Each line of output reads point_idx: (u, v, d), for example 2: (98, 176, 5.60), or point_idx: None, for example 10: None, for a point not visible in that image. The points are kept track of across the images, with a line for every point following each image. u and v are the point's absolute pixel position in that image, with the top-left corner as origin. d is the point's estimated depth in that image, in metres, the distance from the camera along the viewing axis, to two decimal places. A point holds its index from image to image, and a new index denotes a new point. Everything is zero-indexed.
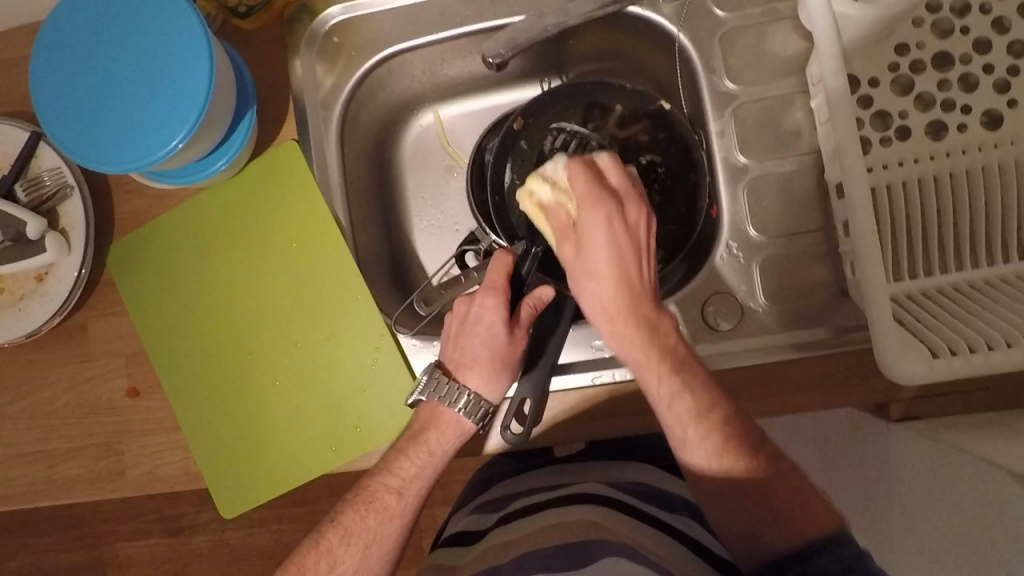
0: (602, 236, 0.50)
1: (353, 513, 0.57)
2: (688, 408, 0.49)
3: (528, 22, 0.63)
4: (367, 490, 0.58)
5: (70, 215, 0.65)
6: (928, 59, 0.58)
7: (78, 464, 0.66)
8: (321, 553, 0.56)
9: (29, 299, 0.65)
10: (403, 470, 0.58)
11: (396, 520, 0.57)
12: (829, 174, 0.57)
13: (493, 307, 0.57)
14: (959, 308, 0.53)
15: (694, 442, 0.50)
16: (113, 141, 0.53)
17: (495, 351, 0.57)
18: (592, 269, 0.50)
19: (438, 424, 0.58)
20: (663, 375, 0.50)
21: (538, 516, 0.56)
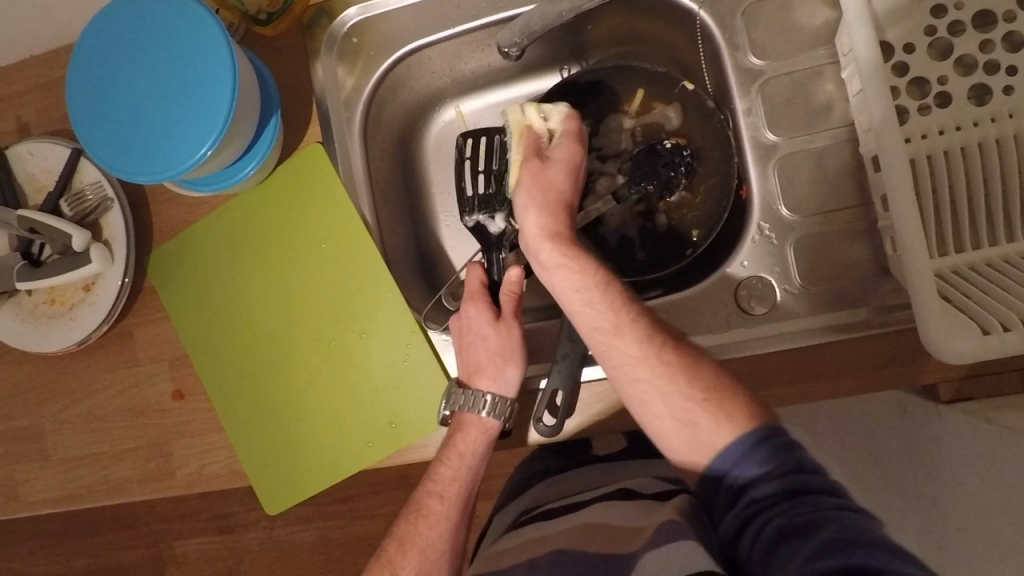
0: (533, 200, 0.59)
1: (409, 523, 0.58)
2: (625, 334, 0.52)
3: (542, 9, 0.62)
4: (418, 500, 0.59)
5: (111, 226, 0.68)
6: (968, 20, 0.55)
7: (131, 465, 0.69)
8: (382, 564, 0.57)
9: (78, 308, 0.68)
10: (441, 475, 0.59)
11: (444, 522, 0.57)
12: (863, 147, 0.55)
13: (476, 312, 0.62)
14: (1009, 281, 0.50)
15: (628, 328, 0.52)
16: (144, 156, 0.55)
17: (500, 353, 0.60)
18: (546, 184, 0.59)
19: (467, 429, 0.60)
20: (630, 325, 0.53)
21: (593, 509, 0.55)
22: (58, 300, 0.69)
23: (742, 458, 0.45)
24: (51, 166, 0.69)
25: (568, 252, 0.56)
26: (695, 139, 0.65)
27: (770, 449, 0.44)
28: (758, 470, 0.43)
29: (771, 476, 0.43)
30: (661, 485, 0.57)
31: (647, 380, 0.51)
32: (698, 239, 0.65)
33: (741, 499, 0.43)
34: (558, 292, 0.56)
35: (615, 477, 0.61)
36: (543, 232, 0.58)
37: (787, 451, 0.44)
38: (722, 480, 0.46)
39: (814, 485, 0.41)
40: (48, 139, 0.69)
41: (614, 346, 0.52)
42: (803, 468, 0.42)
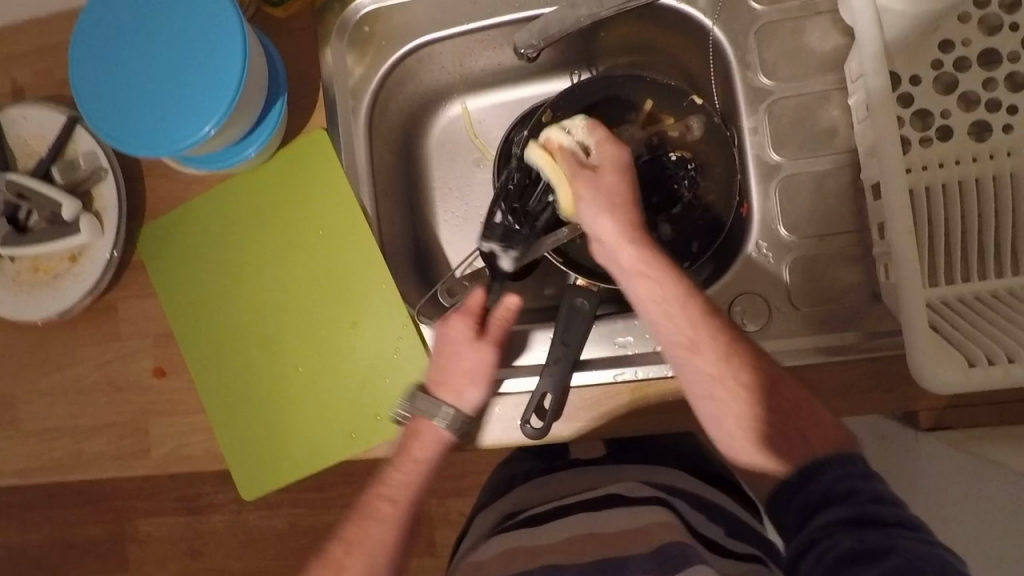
0: (599, 218, 0.55)
1: (349, 528, 0.56)
2: (696, 345, 0.51)
3: (562, 12, 0.63)
4: (365, 504, 0.57)
5: (104, 197, 0.67)
6: (973, 57, 0.56)
7: (105, 441, 0.68)
8: (326, 566, 0.54)
9: (62, 277, 0.67)
10: (392, 479, 0.58)
11: (393, 529, 0.56)
12: (864, 173, 0.56)
13: (461, 327, 0.60)
14: (996, 314, 0.50)
15: (707, 344, 0.51)
16: (145, 130, 0.54)
17: (473, 372, 0.60)
18: (612, 198, 0.55)
19: (419, 437, 0.59)
20: (710, 344, 0.51)
21: (584, 517, 0.54)
22: (42, 269, 0.67)
23: (817, 481, 0.45)
24: (45, 130, 0.67)
25: (648, 260, 0.53)
26: (700, 155, 0.65)
27: (850, 477, 0.44)
28: (837, 491, 0.43)
29: (849, 499, 0.43)
30: (652, 492, 0.56)
31: (716, 387, 0.51)
32: (698, 252, 0.65)
33: (812, 520, 0.43)
34: (638, 304, 0.54)
35: (606, 480, 0.61)
36: (624, 250, 0.54)
37: (865, 480, 0.44)
38: (792, 498, 0.46)
39: (890, 518, 0.41)
40: (44, 103, 0.67)
41: (691, 363, 0.52)
42: (884, 500, 0.42)
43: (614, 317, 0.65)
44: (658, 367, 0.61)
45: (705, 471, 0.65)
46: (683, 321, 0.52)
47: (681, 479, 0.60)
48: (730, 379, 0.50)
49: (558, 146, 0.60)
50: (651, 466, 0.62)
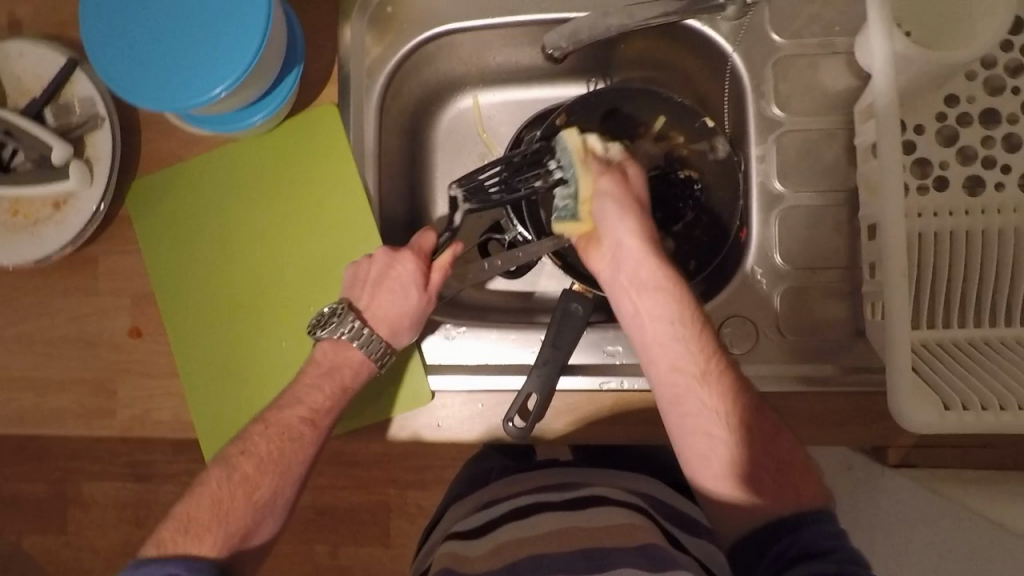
0: (618, 213, 0.58)
1: (254, 437, 0.57)
2: (686, 355, 0.54)
3: (594, 18, 0.61)
4: (282, 421, 0.58)
5: (97, 145, 0.64)
6: (975, 114, 0.58)
7: (68, 398, 0.65)
8: (222, 468, 0.56)
9: (43, 224, 0.64)
10: (312, 401, 0.58)
11: (308, 449, 0.58)
12: (862, 213, 0.58)
13: (411, 269, 0.61)
14: (973, 363, 0.52)
15: (712, 385, 0.53)
16: (155, 83, 0.53)
17: (407, 310, 0.61)
18: (642, 220, 0.58)
19: (344, 364, 0.60)
20: (712, 384, 0.53)
21: (564, 515, 0.53)
22: (22, 212, 0.64)
23: (799, 535, 0.47)
24: (42, 70, 0.64)
25: (672, 284, 0.56)
26: (707, 176, 0.66)
27: (825, 536, 0.47)
28: (817, 547, 0.46)
29: (827, 556, 0.45)
30: (630, 500, 0.56)
31: (697, 398, 0.53)
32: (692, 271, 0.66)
33: (790, 568, 0.46)
34: (645, 323, 0.56)
35: (582, 478, 0.60)
36: (637, 255, 0.57)
37: (838, 541, 0.47)
38: (761, 557, 0.49)
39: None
40: (43, 41, 0.65)
41: (692, 394, 0.53)
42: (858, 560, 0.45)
43: (605, 325, 0.65)
44: (643, 380, 0.61)
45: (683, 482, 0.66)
46: (681, 331, 0.54)
47: (652, 485, 0.61)
48: (725, 419, 0.52)
49: (585, 141, 0.62)
50: (628, 474, 0.62)
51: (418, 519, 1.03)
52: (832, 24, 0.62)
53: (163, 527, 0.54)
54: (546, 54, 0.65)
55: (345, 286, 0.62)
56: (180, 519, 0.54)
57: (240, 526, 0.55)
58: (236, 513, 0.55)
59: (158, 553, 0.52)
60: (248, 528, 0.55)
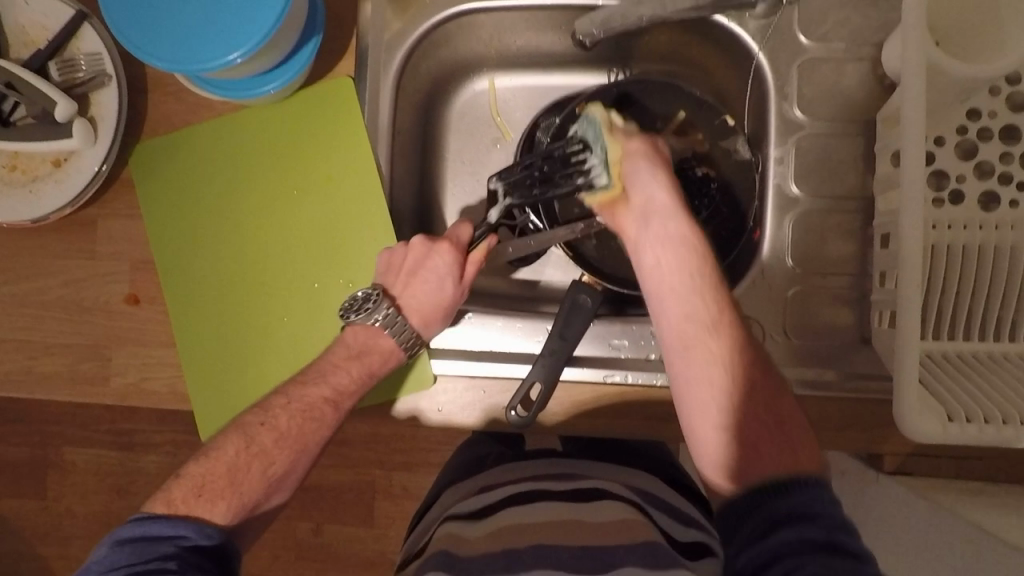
0: (647, 173, 0.58)
1: (275, 409, 0.56)
2: (701, 309, 0.53)
3: (624, 7, 0.60)
4: (304, 398, 0.57)
5: (103, 104, 0.62)
6: (995, 130, 0.58)
7: (60, 361, 0.63)
8: (240, 436, 0.55)
9: (42, 182, 0.62)
10: (338, 382, 0.57)
11: (325, 430, 0.57)
12: (878, 222, 0.58)
13: (449, 262, 0.60)
14: (979, 376, 0.53)
15: (724, 337, 0.52)
16: (170, 43, 0.51)
17: (442, 301, 0.61)
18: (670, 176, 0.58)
19: (374, 350, 0.59)
20: (722, 333, 0.52)
21: (564, 508, 0.53)
22: (20, 168, 0.62)
23: (787, 494, 0.46)
24: (47, 22, 0.62)
25: (694, 233, 0.56)
26: (724, 172, 0.65)
27: (816, 499, 0.45)
28: (803, 511, 0.45)
29: (816, 521, 0.44)
30: (628, 495, 0.55)
31: (707, 348, 0.52)
32: None
33: (772, 534, 0.44)
34: (662, 273, 0.55)
35: (580, 470, 0.60)
36: (662, 209, 0.56)
37: (828, 503, 0.45)
38: (752, 511, 0.47)
39: (856, 549, 0.42)
40: None
41: (704, 342, 0.52)
42: (847, 528, 0.44)
43: (612, 318, 0.65)
44: (648, 375, 0.61)
45: (680, 479, 0.66)
46: (698, 282, 0.54)
47: (654, 484, 0.61)
48: (729, 365, 0.51)
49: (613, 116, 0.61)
50: (626, 468, 0.62)
51: (403, 502, 1.02)
52: (860, 29, 0.61)
53: (174, 488, 0.52)
54: (576, 39, 0.64)
55: (379, 273, 0.62)
56: (192, 482, 0.52)
57: (252, 497, 0.54)
58: (247, 487, 0.54)
59: (165, 513, 0.50)
60: (258, 500, 0.55)
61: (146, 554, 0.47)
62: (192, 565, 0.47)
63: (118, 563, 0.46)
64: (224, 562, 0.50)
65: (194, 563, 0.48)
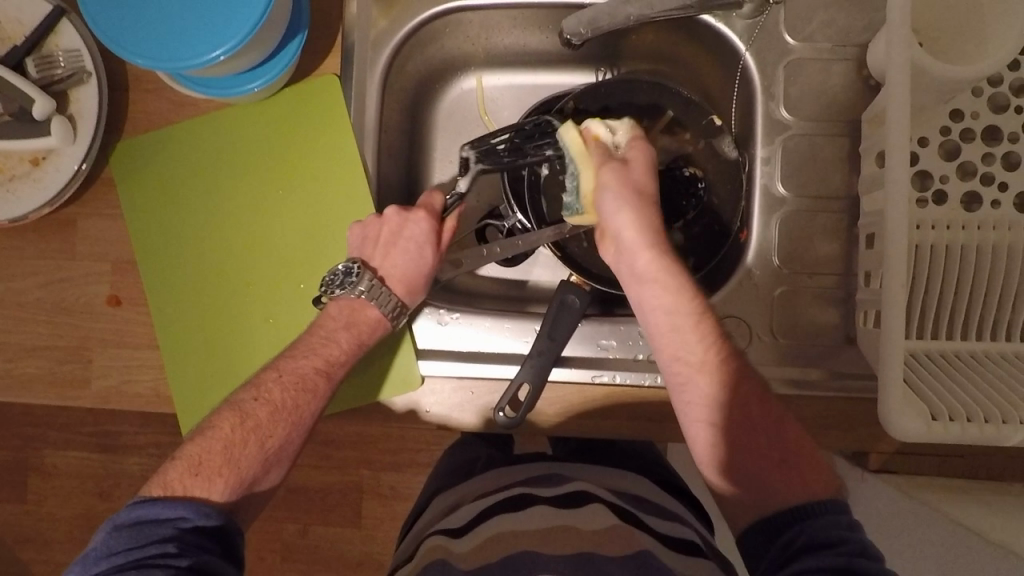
0: (620, 204, 0.55)
1: (268, 383, 0.56)
2: (694, 347, 0.53)
3: (614, 5, 0.60)
4: (295, 370, 0.56)
5: (82, 102, 0.61)
6: (978, 131, 0.59)
7: (40, 364, 0.62)
8: (234, 412, 0.54)
9: (19, 181, 0.61)
10: (328, 352, 0.57)
11: (320, 400, 0.56)
12: (863, 222, 0.58)
13: (425, 225, 0.62)
14: (961, 375, 0.53)
15: (708, 373, 0.53)
16: (151, 41, 0.50)
17: (421, 267, 0.62)
18: (642, 198, 0.56)
19: (360, 321, 0.59)
20: (707, 371, 0.53)
21: (551, 512, 0.53)
22: None
23: (809, 523, 0.47)
24: (25, 17, 0.61)
25: (669, 269, 0.55)
26: (710, 173, 0.66)
27: (838, 526, 0.46)
28: (828, 539, 0.45)
29: (837, 549, 0.44)
30: (618, 500, 0.56)
31: (698, 388, 0.53)
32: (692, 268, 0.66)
33: (791, 564, 0.45)
34: (646, 311, 0.55)
35: (570, 473, 0.61)
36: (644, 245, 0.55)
37: (852, 530, 0.46)
38: (772, 540, 0.48)
39: (879, 574, 0.43)
40: None
41: (693, 381, 0.53)
42: (871, 555, 0.44)
43: (600, 318, 0.65)
44: (636, 375, 0.61)
45: (668, 478, 0.66)
46: (679, 320, 0.54)
47: (641, 487, 0.61)
48: (718, 397, 0.53)
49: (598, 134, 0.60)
50: (616, 470, 0.63)
51: (391, 501, 1.02)
52: (846, 30, 0.62)
53: (170, 469, 0.51)
54: (564, 40, 0.63)
55: (355, 246, 0.61)
56: (190, 461, 0.52)
57: (250, 472, 0.53)
58: (247, 462, 0.53)
59: (162, 494, 0.49)
60: (256, 475, 0.54)
61: (143, 538, 0.46)
62: (192, 547, 0.46)
63: (115, 549, 0.45)
64: (227, 543, 0.49)
65: (195, 544, 0.47)
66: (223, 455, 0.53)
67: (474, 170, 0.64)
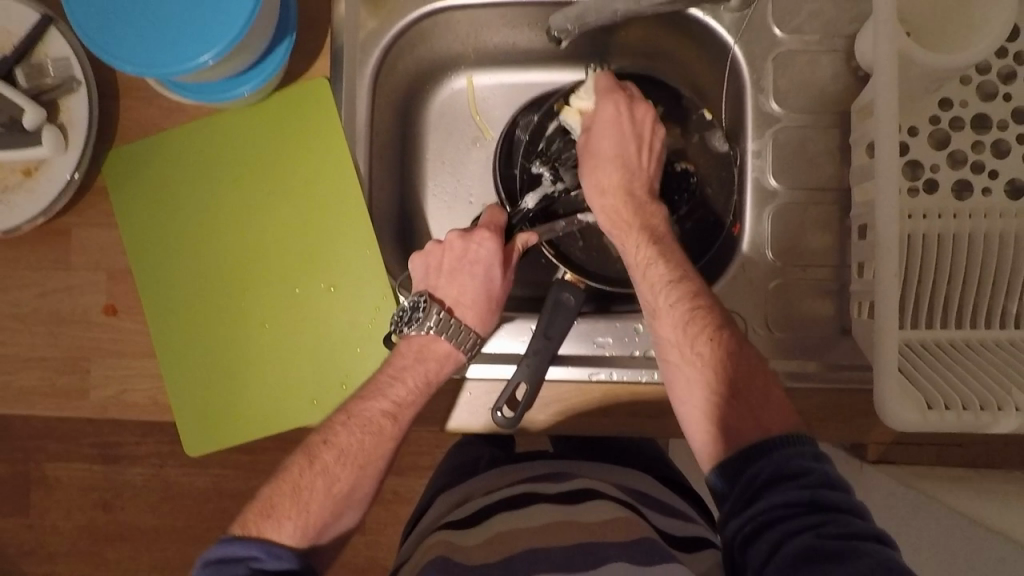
0: (594, 133, 0.62)
1: (336, 426, 0.57)
2: (673, 294, 0.56)
3: (600, 2, 0.59)
4: (363, 414, 0.57)
5: (73, 112, 0.61)
6: (967, 118, 0.59)
7: (37, 375, 0.62)
8: (305, 456, 0.57)
9: (12, 193, 0.61)
10: (396, 395, 0.58)
11: (388, 442, 0.58)
12: (855, 213, 0.58)
13: (491, 249, 0.61)
14: (957, 363, 0.53)
15: (664, 310, 0.56)
16: (138, 47, 0.50)
17: (490, 293, 0.61)
18: (602, 150, 0.61)
19: (429, 356, 0.59)
20: (675, 306, 0.55)
21: (551, 509, 0.53)
22: None
23: (771, 457, 0.48)
24: (13, 28, 0.61)
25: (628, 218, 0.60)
26: (702, 168, 0.66)
27: (799, 456, 0.47)
28: (790, 470, 0.47)
29: (797, 481, 0.46)
30: (619, 495, 0.56)
31: (668, 321, 0.56)
32: (687, 263, 0.66)
33: (757, 500, 0.46)
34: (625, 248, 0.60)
35: (572, 471, 0.61)
36: (614, 184, 0.61)
37: (814, 461, 0.47)
38: (737, 479, 0.49)
39: (840, 503, 0.44)
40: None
41: (660, 310, 0.56)
42: (832, 483, 0.46)
43: (596, 316, 0.65)
44: (633, 372, 0.61)
45: (670, 473, 0.66)
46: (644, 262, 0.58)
47: (644, 481, 0.61)
48: (687, 331, 0.55)
49: (580, 108, 0.64)
50: (618, 467, 0.63)
51: (393, 504, 1.02)
52: (833, 21, 0.62)
53: (248, 512, 0.55)
54: (551, 35, 0.64)
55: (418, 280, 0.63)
56: (264, 504, 0.55)
57: (321, 517, 0.55)
58: (316, 505, 0.55)
59: (240, 535, 0.53)
60: (327, 520, 0.55)
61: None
62: None
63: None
64: None
65: None
66: (294, 500, 0.55)
67: (546, 186, 0.67)
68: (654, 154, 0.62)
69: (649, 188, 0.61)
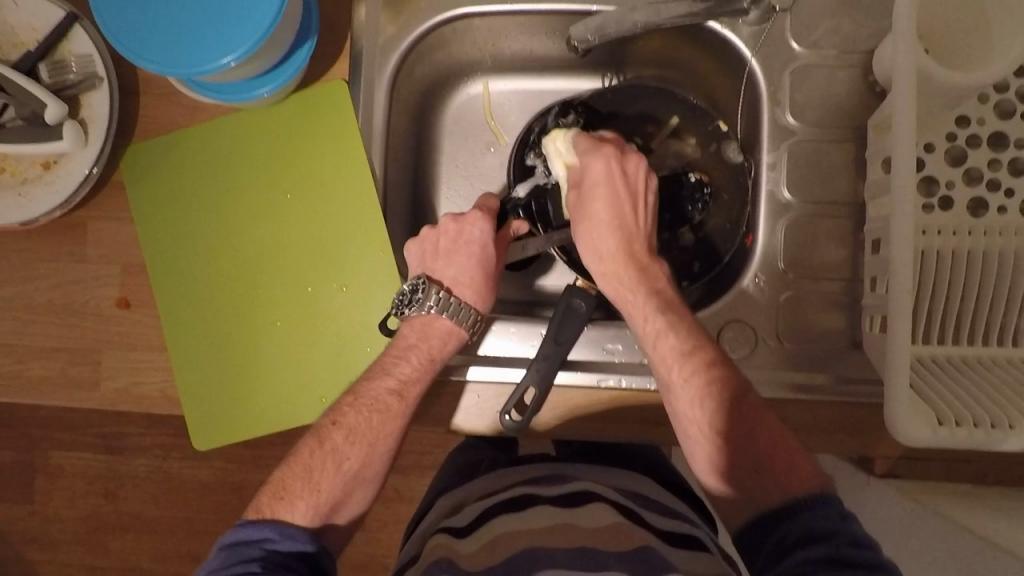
0: (585, 197, 0.61)
1: (344, 408, 0.58)
2: (675, 344, 0.55)
3: (620, 14, 0.60)
4: (370, 393, 0.57)
5: (94, 106, 0.62)
6: (984, 136, 0.59)
7: (49, 365, 0.63)
8: (315, 438, 0.57)
9: (31, 185, 0.61)
10: (401, 372, 0.58)
11: (396, 420, 0.58)
12: (869, 227, 0.58)
13: (483, 229, 0.62)
14: (970, 381, 0.53)
15: (678, 377, 0.54)
16: (161, 48, 0.51)
17: (486, 268, 0.62)
18: (596, 215, 0.60)
19: (432, 335, 0.59)
20: (683, 373, 0.54)
21: (555, 510, 0.53)
22: (8, 171, 0.61)
23: (800, 518, 0.50)
24: (37, 22, 0.61)
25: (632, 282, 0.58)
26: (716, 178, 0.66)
27: (828, 516, 0.49)
28: (818, 532, 0.48)
29: (828, 540, 0.47)
30: (620, 498, 0.55)
31: (681, 392, 0.54)
32: (698, 272, 0.67)
33: (786, 557, 0.48)
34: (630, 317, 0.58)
35: (573, 473, 0.60)
36: (613, 251, 0.60)
37: (842, 520, 0.48)
38: (767, 537, 0.51)
39: (863, 561, 0.45)
40: None
41: (669, 385, 0.55)
42: (860, 542, 0.46)
43: (606, 323, 0.65)
44: (642, 379, 0.62)
45: (675, 481, 0.66)
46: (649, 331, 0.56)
47: (648, 486, 0.61)
48: (697, 398, 0.54)
49: (567, 162, 0.64)
50: (623, 471, 0.63)
51: (395, 505, 1.02)
52: (851, 36, 0.62)
53: (260, 496, 0.55)
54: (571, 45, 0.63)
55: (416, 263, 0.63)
56: (276, 487, 0.55)
57: (332, 496, 0.56)
58: (326, 483, 0.56)
59: (255, 518, 0.53)
60: (338, 499, 0.56)
61: (235, 557, 0.50)
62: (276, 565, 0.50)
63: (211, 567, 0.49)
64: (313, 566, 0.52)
65: (280, 563, 0.50)
66: (304, 480, 0.55)
67: (539, 177, 0.67)
68: (647, 208, 0.61)
69: (648, 248, 0.60)
